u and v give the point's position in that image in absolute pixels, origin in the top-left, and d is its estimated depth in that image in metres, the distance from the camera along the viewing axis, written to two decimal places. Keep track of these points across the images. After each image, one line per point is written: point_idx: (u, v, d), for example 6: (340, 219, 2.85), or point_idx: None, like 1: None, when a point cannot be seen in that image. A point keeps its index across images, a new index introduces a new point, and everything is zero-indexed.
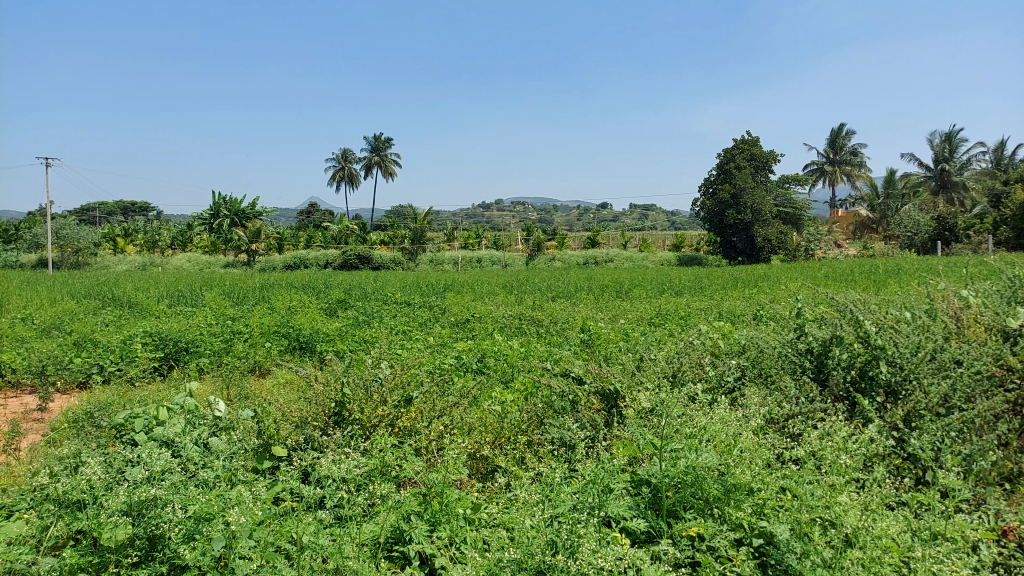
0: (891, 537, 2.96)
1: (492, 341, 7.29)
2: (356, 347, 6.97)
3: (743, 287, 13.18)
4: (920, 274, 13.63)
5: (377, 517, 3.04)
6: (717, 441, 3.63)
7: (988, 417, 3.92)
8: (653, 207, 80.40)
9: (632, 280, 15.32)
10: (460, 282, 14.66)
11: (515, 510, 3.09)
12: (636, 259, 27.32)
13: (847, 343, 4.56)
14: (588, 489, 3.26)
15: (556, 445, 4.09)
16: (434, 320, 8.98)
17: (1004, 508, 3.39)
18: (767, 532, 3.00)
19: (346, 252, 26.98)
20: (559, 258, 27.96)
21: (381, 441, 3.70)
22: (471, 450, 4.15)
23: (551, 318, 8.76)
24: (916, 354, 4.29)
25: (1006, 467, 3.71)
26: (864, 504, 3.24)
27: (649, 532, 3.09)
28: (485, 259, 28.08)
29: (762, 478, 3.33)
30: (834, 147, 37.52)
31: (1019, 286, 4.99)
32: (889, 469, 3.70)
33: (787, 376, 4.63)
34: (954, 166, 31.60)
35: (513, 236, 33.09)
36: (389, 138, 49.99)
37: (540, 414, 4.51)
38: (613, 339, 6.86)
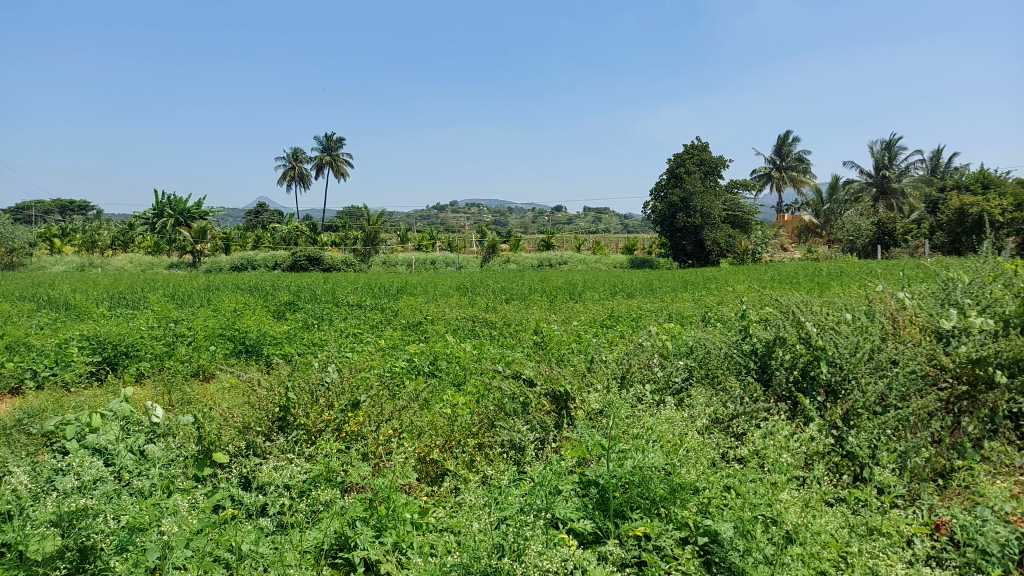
0: (829, 534, 3.04)
1: (445, 344, 7.25)
2: (305, 350, 6.83)
3: (694, 289, 13.42)
4: (861, 277, 14.08)
5: (321, 524, 2.98)
6: (663, 441, 3.67)
7: (922, 415, 4.06)
8: (605, 211, 81.51)
9: (586, 282, 15.41)
10: (413, 284, 14.51)
11: (462, 514, 3.06)
12: (590, 261, 27.57)
13: (790, 343, 4.67)
14: (536, 491, 3.25)
15: (506, 448, 4.08)
16: (386, 322, 8.88)
17: (938, 503, 3.51)
18: (712, 530, 3.05)
19: (295, 253, 26.42)
20: (513, 260, 28.01)
21: (326, 445, 3.62)
22: (420, 454, 4.09)
23: (504, 320, 8.76)
24: (855, 354, 4.41)
25: (939, 463, 3.84)
26: (805, 501, 3.31)
27: (596, 533, 3.10)
28: (439, 260, 27.94)
29: (707, 476, 3.38)
30: (780, 153, 38.56)
31: (952, 286, 5.18)
32: (829, 467, 3.81)
33: (732, 376, 4.72)
34: (894, 172, 32.78)
35: (467, 238, 33.02)
36: (341, 139, 49.30)
37: (491, 417, 4.49)
38: (566, 341, 6.90)
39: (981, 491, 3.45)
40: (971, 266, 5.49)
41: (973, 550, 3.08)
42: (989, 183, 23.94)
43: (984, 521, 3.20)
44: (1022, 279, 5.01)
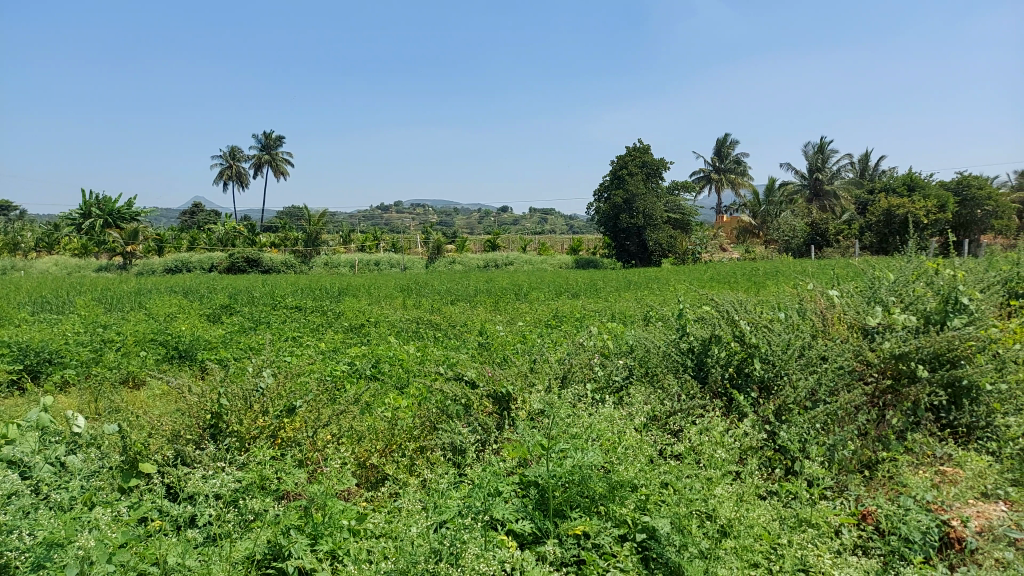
0: (761, 527, 3.14)
1: (388, 346, 7.16)
2: (242, 354, 6.64)
3: (637, 289, 13.63)
4: (795, 276, 14.56)
5: (253, 534, 2.89)
6: (602, 440, 3.69)
7: (849, 409, 4.21)
8: (550, 211, 82.13)
9: (530, 282, 15.47)
10: (356, 286, 14.28)
11: (400, 519, 3.02)
12: (535, 262, 27.70)
13: (725, 341, 4.79)
14: (475, 493, 3.22)
15: (447, 451, 4.05)
16: (327, 324, 8.72)
17: (864, 494, 3.65)
18: (649, 527, 3.09)
19: (232, 254, 25.70)
20: (459, 260, 27.90)
21: (260, 453, 3.52)
22: (359, 459, 4.01)
23: (449, 322, 8.71)
24: (787, 351, 4.55)
25: (866, 455, 4.00)
26: (739, 495, 3.40)
27: (536, 534, 3.09)
28: (383, 261, 27.62)
29: (645, 474, 3.40)
30: (719, 156, 39.52)
31: (877, 285, 5.40)
32: (762, 461, 3.92)
33: (670, 374, 4.81)
34: (826, 175, 33.97)
35: (412, 239, 32.78)
36: (281, 138, 48.20)
37: (433, 420, 4.45)
38: (509, 342, 6.90)
39: (904, 482, 3.61)
40: (895, 266, 5.73)
41: (896, 538, 3.21)
42: (914, 185, 25.08)
43: (907, 509, 3.34)
44: (943, 277, 5.23)
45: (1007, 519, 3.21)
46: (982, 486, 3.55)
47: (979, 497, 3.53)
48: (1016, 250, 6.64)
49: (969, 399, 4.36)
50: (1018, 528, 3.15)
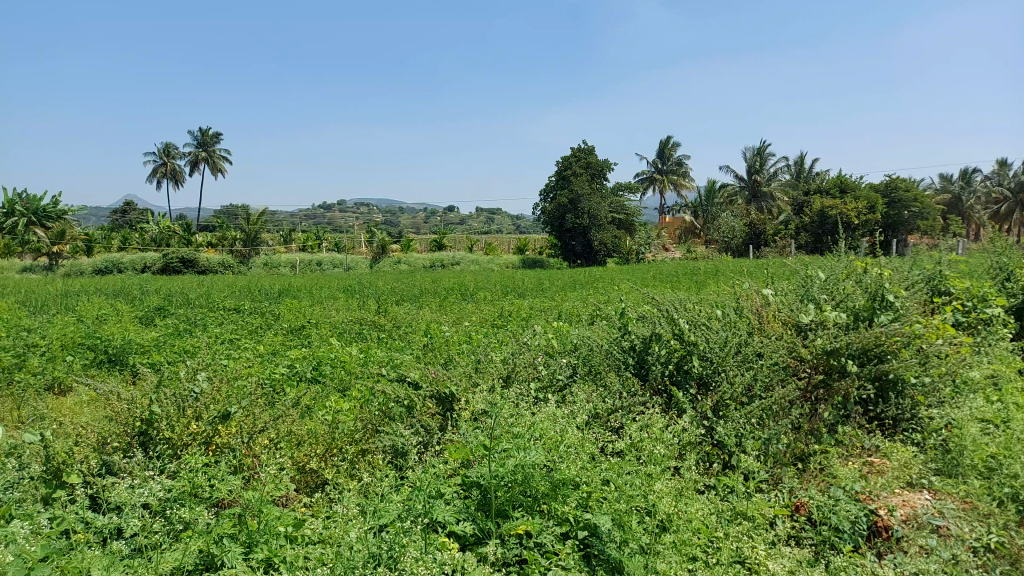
0: (699, 520, 3.21)
1: (330, 348, 7.03)
2: (175, 357, 6.41)
3: (582, 288, 13.77)
4: (733, 276, 14.92)
5: (182, 544, 2.79)
6: (545, 438, 3.68)
7: (783, 404, 4.33)
8: (497, 211, 82.27)
9: (476, 282, 15.46)
10: (296, 287, 13.97)
11: (338, 524, 2.96)
12: (482, 262, 27.66)
13: (665, 339, 4.87)
14: (416, 495, 3.17)
15: (388, 454, 3.99)
16: (266, 326, 8.50)
17: (797, 486, 3.76)
18: (591, 524, 3.10)
19: (167, 254, 24.84)
20: (404, 260, 27.62)
21: (192, 460, 3.39)
22: (298, 464, 3.90)
23: (393, 322, 8.61)
24: (724, 348, 4.66)
25: (799, 448, 4.12)
26: (678, 490, 3.46)
27: (477, 535, 3.07)
28: (326, 262, 27.12)
29: (588, 471, 3.41)
30: (662, 157, 40.25)
31: (810, 283, 5.57)
32: (701, 456, 4.00)
33: (612, 372, 4.86)
34: (764, 176, 34.95)
35: (356, 239, 32.29)
36: (218, 135, 46.80)
37: (375, 423, 4.37)
38: (455, 342, 6.87)
39: (835, 473, 3.74)
40: (827, 265, 5.93)
41: (827, 528, 3.33)
42: (846, 187, 26.10)
43: (838, 500, 3.46)
44: (871, 275, 5.44)
45: (930, 507, 3.36)
46: (908, 476, 3.70)
47: (904, 486, 3.68)
48: (938, 249, 6.96)
49: (894, 392, 4.55)
50: (940, 515, 3.30)
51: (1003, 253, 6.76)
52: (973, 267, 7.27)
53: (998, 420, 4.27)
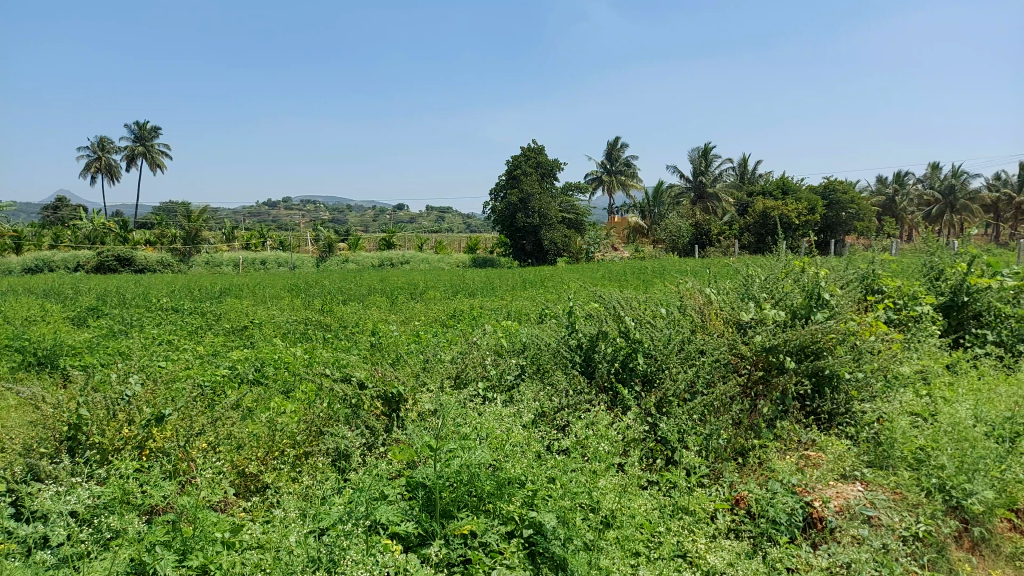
0: (641, 516, 3.27)
1: (274, 349, 6.87)
2: (109, 359, 6.16)
3: (531, 287, 13.78)
4: (680, 275, 15.17)
5: (111, 552, 2.68)
6: (491, 437, 3.65)
7: (724, 400, 4.43)
8: (447, 210, 81.95)
9: (425, 281, 15.35)
10: (239, 286, 13.61)
11: (277, 528, 2.90)
12: (431, 261, 27.48)
13: (611, 337, 4.93)
14: (357, 498, 3.12)
15: (332, 456, 3.92)
16: (207, 326, 8.25)
17: (737, 480, 3.85)
18: (536, 521, 3.10)
19: (102, 253, 23.88)
20: (352, 259, 27.22)
21: (123, 465, 3.27)
22: (238, 467, 3.79)
23: (340, 322, 8.46)
24: (668, 346, 4.74)
25: (739, 443, 4.22)
26: (622, 487, 3.50)
27: (421, 535, 3.03)
28: (270, 261, 26.52)
29: (533, 469, 3.41)
30: (610, 158, 40.63)
31: (751, 282, 5.70)
32: (645, 452, 4.06)
33: (560, 370, 4.88)
34: (710, 178, 35.64)
35: (302, 237, 31.68)
36: (156, 129, 45.24)
37: (318, 424, 4.29)
38: (403, 342, 6.80)
39: (773, 467, 3.84)
40: (767, 264, 6.08)
41: (765, 521, 3.42)
42: (788, 189, 26.88)
43: (775, 493, 3.55)
44: (809, 273, 5.60)
45: (862, 498, 3.47)
46: (841, 468, 3.84)
47: (838, 478, 3.81)
48: (873, 249, 7.19)
49: (830, 387, 4.71)
50: (872, 505, 3.42)
51: (933, 254, 7.04)
52: (905, 266, 7.56)
53: (926, 414, 4.45)
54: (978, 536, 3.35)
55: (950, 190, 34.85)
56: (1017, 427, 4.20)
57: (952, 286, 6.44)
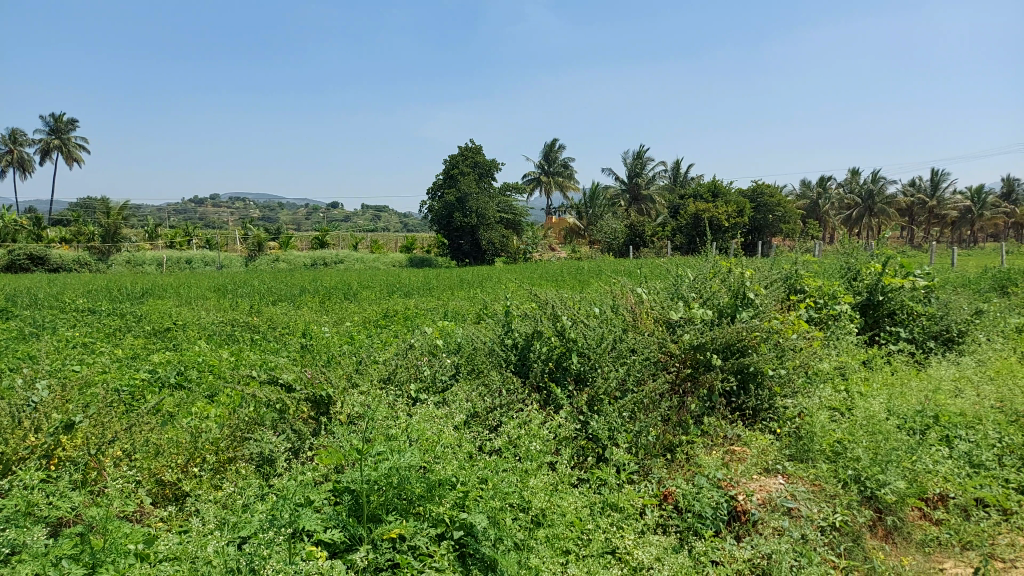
0: (572, 514, 3.30)
1: (198, 351, 6.62)
2: (16, 363, 5.82)
3: (468, 287, 13.71)
4: (615, 275, 15.37)
5: (12, 568, 2.50)
6: (421, 439, 3.59)
7: (653, 397, 4.50)
8: (383, 209, 80.98)
9: (359, 281, 15.06)
10: (162, 287, 13.06)
11: (195, 538, 2.77)
12: (366, 260, 27.07)
13: (545, 337, 4.94)
14: (281, 504, 3.01)
15: (256, 461, 3.79)
16: (126, 328, 7.89)
17: (665, 476, 3.92)
18: (466, 523, 3.07)
19: (12, 251, 22.55)
20: (284, 258, 26.53)
21: (27, 476, 3.07)
22: (155, 475, 3.62)
23: (269, 323, 8.21)
24: (600, 345, 4.79)
25: (668, 439, 4.30)
26: (553, 486, 3.52)
27: (348, 541, 2.95)
28: (196, 260, 25.58)
29: (464, 470, 3.37)
30: (548, 160, 40.82)
31: (681, 282, 5.82)
32: (576, 451, 4.09)
33: (493, 369, 4.86)
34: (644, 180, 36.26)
35: (230, 236, 30.68)
36: (73, 122, 43.02)
37: (241, 429, 4.14)
38: (335, 343, 6.65)
39: (699, 462, 3.93)
40: (696, 264, 6.22)
41: (691, 515, 3.49)
42: (717, 191, 27.63)
43: (701, 488, 3.63)
44: (735, 273, 5.75)
45: (783, 491, 3.59)
46: (765, 462, 3.96)
47: (761, 472, 3.93)
48: (796, 250, 7.44)
49: (754, 383, 4.85)
50: (792, 498, 3.54)
51: (852, 254, 7.34)
52: (825, 267, 7.88)
53: (843, 408, 4.66)
54: (891, 525, 3.50)
55: (869, 195, 36.57)
56: (927, 419, 4.42)
57: (868, 286, 6.76)
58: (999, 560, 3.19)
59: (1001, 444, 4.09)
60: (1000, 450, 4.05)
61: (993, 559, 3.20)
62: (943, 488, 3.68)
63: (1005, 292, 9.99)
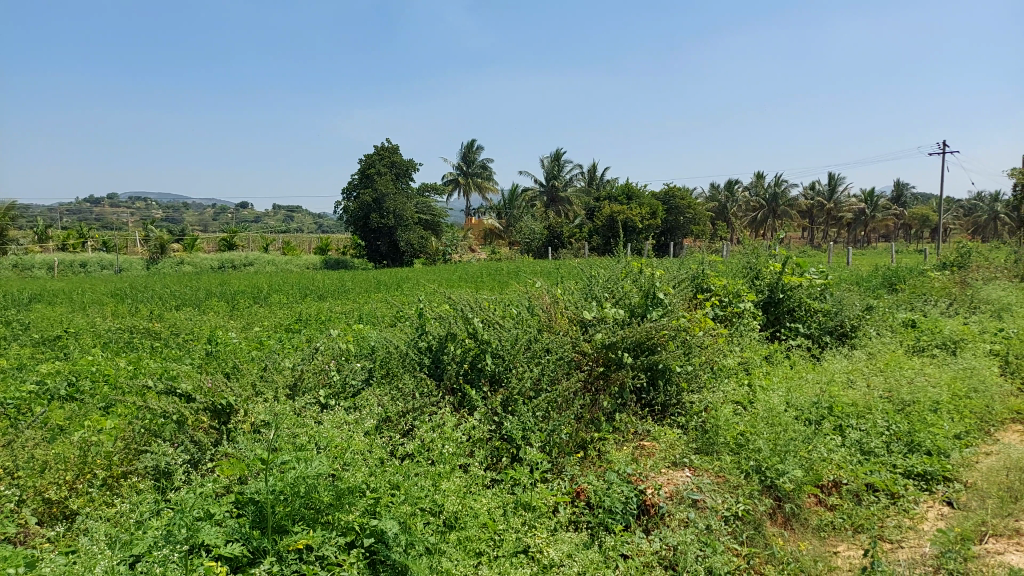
0: (485, 515, 3.30)
1: (92, 360, 6.24)
2: None
3: (386, 289, 13.51)
4: (533, 276, 15.50)
5: None
6: (330, 446, 3.49)
7: (566, 396, 4.56)
8: (298, 210, 78.79)
9: (270, 284, 14.56)
10: (53, 292, 12.24)
11: (82, 561, 2.60)
12: (279, 262, 26.25)
13: (460, 338, 4.93)
14: (177, 519, 2.85)
15: (153, 475, 3.60)
16: (11, 337, 7.34)
17: (577, 473, 3.99)
18: (378, 529, 3.01)
19: None
20: (189, 260, 25.35)
21: None
22: (38, 495, 3.37)
23: (172, 330, 7.83)
24: (515, 345, 4.81)
25: (581, 437, 4.36)
26: (466, 488, 3.52)
27: (250, 555, 2.81)
28: (92, 263, 24.09)
29: (374, 477, 3.30)
30: (466, 161, 40.71)
31: (594, 281, 5.93)
32: (490, 452, 4.09)
33: (407, 372, 4.80)
34: (562, 182, 36.76)
35: (130, 237, 29.08)
36: None
37: (137, 442, 3.92)
38: (243, 349, 6.42)
39: (611, 459, 4.01)
40: (608, 265, 6.35)
41: (602, 510, 3.55)
42: (632, 194, 28.38)
43: (612, 483, 3.70)
44: (645, 274, 5.91)
45: (689, 483, 3.71)
46: (672, 456, 4.08)
47: (669, 466, 4.05)
48: (703, 251, 7.72)
49: (664, 379, 4.99)
50: (697, 489, 3.66)
51: (754, 254, 7.69)
52: (730, 266, 8.22)
53: (745, 401, 4.87)
54: (789, 512, 3.65)
55: (773, 198, 38.41)
56: (822, 410, 4.67)
57: (769, 284, 7.08)
58: (886, 541, 3.41)
59: (888, 432, 4.38)
60: (887, 438, 4.34)
61: (881, 540, 3.42)
62: (836, 475, 3.91)
63: (893, 288, 10.70)
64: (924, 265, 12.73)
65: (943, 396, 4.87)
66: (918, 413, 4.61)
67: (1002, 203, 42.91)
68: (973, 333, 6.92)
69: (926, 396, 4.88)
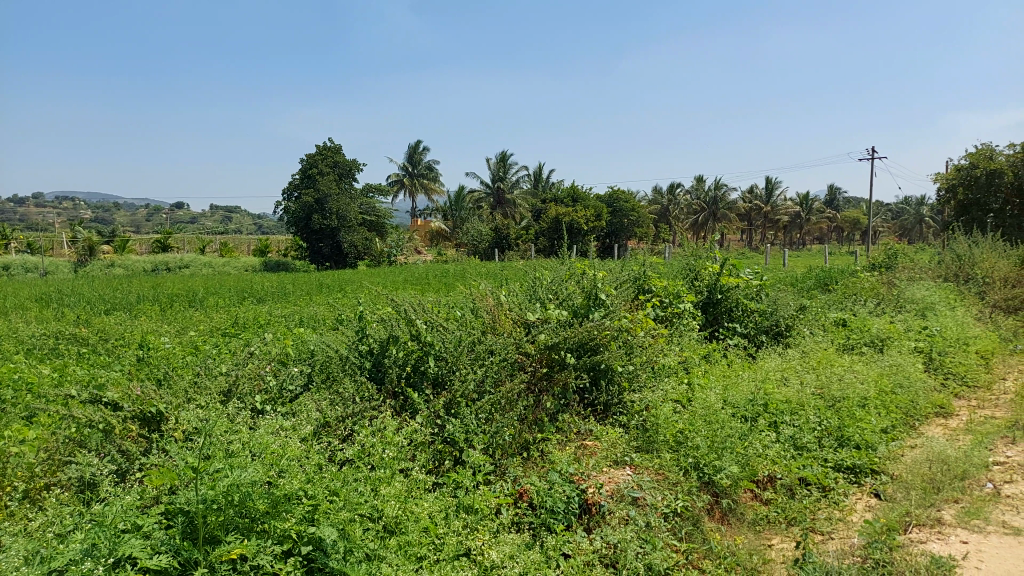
0: (426, 519, 3.28)
1: (13, 368, 5.92)
2: None
3: (328, 292, 13.24)
4: (478, 277, 15.45)
5: None
6: (266, 453, 3.40)
7: (509, 398, 4.56)
8: (238, 211, 76.73)
9: (208, 287, 14.09)
10: None
11: None
12: (217, 264, 25.48)
13: (402, 341, 4.88)
14: (100, 532, 2.71)
15: (77, 487, 3.44)
16: None
17: (520, 474, 4.00)
18: (315, 537, 2.95)
19: None
20: (121, 262, 24.37)
21: None
22: None
23: (101, 335, 7.50)
24: (458, 347, 4.80)
25: (524, 438, 4.37)
26: (408, 492, 3.48)
27: (179, 566, 2.69)
28: (15, 266, 22.89)
29: (312, 484, 3.23)
30: (411, 162, 40.36)
31: (538, 283, 5.96)
32: (432, 455, 4.06)
33: (347, 376, 4.72)
34: (508, 184, 36.82)
35: (57, 239, 27.76)
36: None
37: (60, 453, 3.74)
38: (176, 354, 6.20)
39: (553, 459, 4.03)
40: (551, 267, 6.38)
41: (544, 511, 3.56)
42: (576, 196, 28.66)
43: (554, 483, 3.71)
44: (587, 275, 5.97)
45: (630, 481, 3.77)
46: (614, 455, 4.13)
47: (611, 464, 4.09)
48: (645, 253, 7.84)
49: (606, 379, 5.06)
50: (638, 488, 3.71)
51: (694, 256, 7.85)
52: (671, 267, 8.37)
53: (684, 399, 4.97)
54: (727, 507, 3.74)
55: (714, 200, 39.32)
56: (757, 407, 4.79)
57: (708, 285, 7.24)
58: (818, 533, 3.53)
59: (820, 427, 4.53)
60: (819, 433, 4.49)
61: (813, 532, 3.55)
62: (771, 470, 4.02)
63: (827, 288, 11.06)
64: (854, 267, 13.22)
65: (871, 392, 5.07)
66: (847, 409, 4.79)
67: (926, 207, 44.99)
68: (898, 332, 7.23)
69: (855, 392, 5.07)
